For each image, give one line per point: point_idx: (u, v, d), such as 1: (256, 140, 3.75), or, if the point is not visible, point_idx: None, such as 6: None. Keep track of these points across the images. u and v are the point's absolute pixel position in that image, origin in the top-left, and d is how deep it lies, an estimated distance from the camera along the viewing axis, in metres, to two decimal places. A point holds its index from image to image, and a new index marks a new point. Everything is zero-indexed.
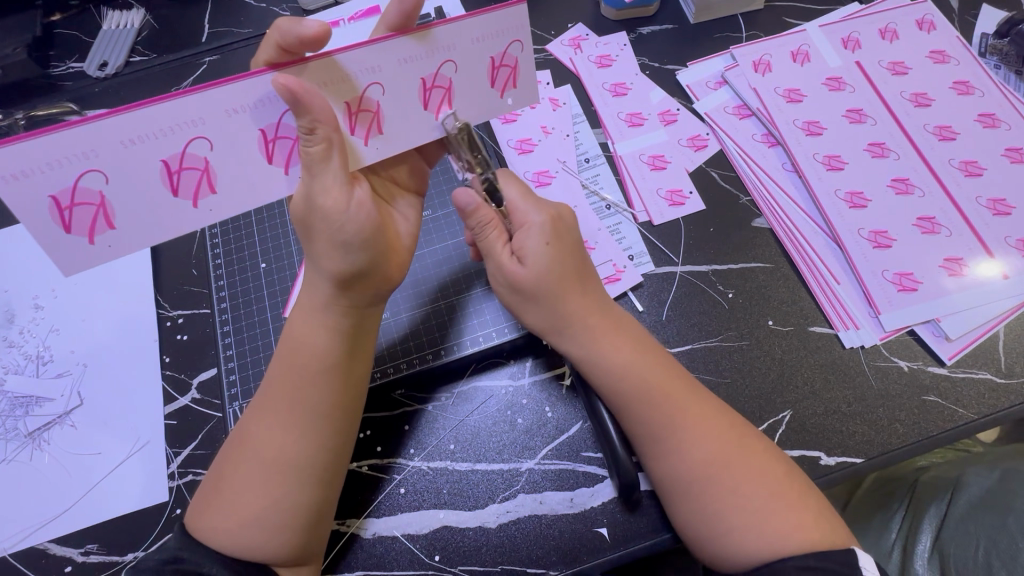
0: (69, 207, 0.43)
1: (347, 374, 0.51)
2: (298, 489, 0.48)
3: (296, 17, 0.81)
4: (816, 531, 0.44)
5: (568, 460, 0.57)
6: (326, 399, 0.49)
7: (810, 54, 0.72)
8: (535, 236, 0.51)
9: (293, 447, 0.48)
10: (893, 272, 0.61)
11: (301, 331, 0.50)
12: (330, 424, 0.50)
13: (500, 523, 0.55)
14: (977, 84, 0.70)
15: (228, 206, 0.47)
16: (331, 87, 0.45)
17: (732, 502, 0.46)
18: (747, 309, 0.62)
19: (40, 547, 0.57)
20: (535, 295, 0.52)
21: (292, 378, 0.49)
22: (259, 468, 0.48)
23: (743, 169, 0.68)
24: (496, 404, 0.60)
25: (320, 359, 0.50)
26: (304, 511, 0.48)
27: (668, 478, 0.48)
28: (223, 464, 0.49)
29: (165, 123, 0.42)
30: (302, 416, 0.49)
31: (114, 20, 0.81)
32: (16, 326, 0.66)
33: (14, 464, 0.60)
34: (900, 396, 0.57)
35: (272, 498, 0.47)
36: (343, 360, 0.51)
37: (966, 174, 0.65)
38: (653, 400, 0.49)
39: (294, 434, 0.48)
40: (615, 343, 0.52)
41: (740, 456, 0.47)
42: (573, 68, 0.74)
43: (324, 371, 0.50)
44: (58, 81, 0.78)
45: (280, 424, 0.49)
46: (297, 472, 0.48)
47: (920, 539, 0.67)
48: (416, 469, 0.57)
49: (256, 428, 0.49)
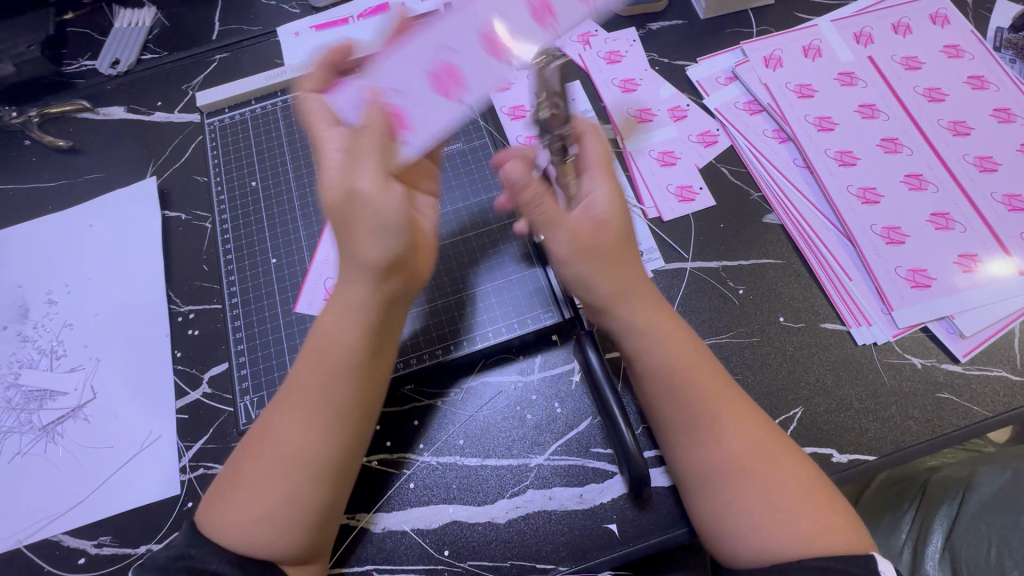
0: (438, 75, 0.51)
1: (369, 376, 0.49)
2: (315, 485, 0.48)
3: (307, 14, 0.82)
4: (842, 538, 0.44)
5: (577, 456, 0.57)
6: (345, 397, 0.48)
7: (821, 49, 0.72)
8: (600, 194, 0.51)
9: (312, 445, 0.48)
10: (906, 268, 0.60)
11: (329, 328, 0.48)
12: (348, 423, 0.49)
13: (509, 518, 0.55)
14: (993, 78, 0.69)
15: (482, 95, 0.51)
16: (465, 15, 0.52)
17: (762, 497, 0.46)
18: (757, 304, 0.62)
19: (54, 538, 0.57)
20: (610, 256, 0.50)
21: (310, 377, 0.48)
22: (277, 463, 0.47)
23: (755, 165, 0.67)
24: (507, 399, 0.60)
25: (335, 355, 0.48)
26: (318, 509, 0.48)
27: (696, 471, 0.49)
28: (242, 456, 0.49)
29: (421, 42, 0.52)
30: (323, 415, 0.48)
31: (126, 18, 0.82)
32: (29, 320, 0.67)
33: (29, 456, 0.61)
34: (911, 393, 0.57)
35: (289, 496, 0.47)
36: (362, 364, 0.49)
37: (981, 169, 0.64)
38: (696, 390, 0.49)
39: (311, 433, 0.48)
40: (650, 319, 0.51)
41: (776, 456, 0.47)
42: (582, 64, 0.74)
43: (349, 369, 0.48)
44: (71, 79, 0.79)
45: (299, 421, 0.48)
46: (315, 475, 0.47)
47: (932, 540, 0.69)
48: (426, 464, 0.57)
49: (276, 423, 0.48)
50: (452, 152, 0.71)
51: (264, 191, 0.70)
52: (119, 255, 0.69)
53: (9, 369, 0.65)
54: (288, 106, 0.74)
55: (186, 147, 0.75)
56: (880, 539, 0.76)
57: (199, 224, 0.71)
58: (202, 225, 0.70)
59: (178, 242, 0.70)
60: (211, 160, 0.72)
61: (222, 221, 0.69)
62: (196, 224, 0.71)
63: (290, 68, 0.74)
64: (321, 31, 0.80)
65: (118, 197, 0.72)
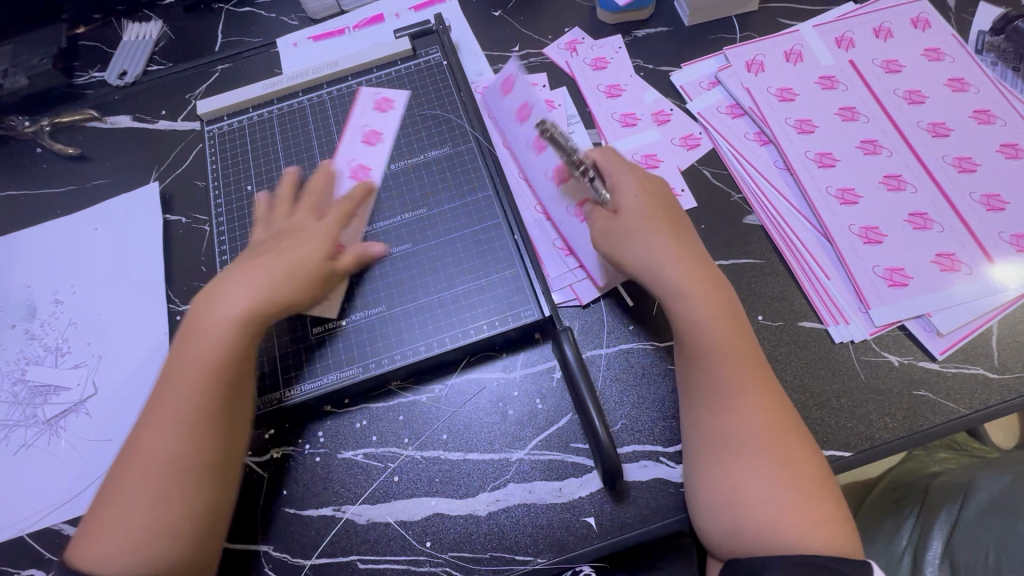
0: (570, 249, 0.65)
1: (238, 385, 0.53)
2: (189, 498, 0.49)
3: (304, 26, 0.85)
4: (832, 525, 0.47)
5: (557, 451, 0.58)
6: (212, 403, 0.51)
7: (802, 54, 0.73)
8: (628, 186, 0.58)
9: (171, 457, 0.49)
10: (883, 268, 0.61)
11: (190, 349, 0.52)
12: (211, 431, 0.51)
13: (490, 511, 0.56)
14: (973, 80, 0.69)
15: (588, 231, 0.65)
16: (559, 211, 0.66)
17: (772, 474, 0.48)
18: (737, 303, 0.63)
19: (55, 527, 0.60)
20: (649, 239, 0.55)
21: (178, 392, 0.51)
22: (140, 483, 0.49)
23: (736, 168, 0.69)
24: (489, 395, 0.61)
25: (203, 366, 0.51)
26: (204, 518, 0.50)
27: (715, 440, 0.50)
28: (108, 488, 0.50)
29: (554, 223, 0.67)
30: (183, 426, 0.50)
31: (134, 31, 0.86)
32: (37, 319, 0.70)
33: (33, 449, 0.63)
34: (888, 390, 0.57)
35: (155, 513, 0.48)
36: (234, 371, 0.52)
37: (961, 170, 0.65)
38: (732, 361, 0.51)
39: (185, 442, 0.50)
40: (707, 297, 0.53)
41: (787, 435, 0.49)
42: (568, 70, 0.77)
43: (203, 381, 0.51)
44: (82, 90, 0.83)
45: (161, 436, 0.50)
46: (194, 483, 0.50)
47: (931, 545, 0.69)
48: (410, 458, 0.59)
49: (143, 445, 0.50)
50: (440, 156, 0.70)
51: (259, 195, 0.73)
52: (122, 257, 0.72)
53: (17, 365, 0.68)
54: (284, 114, 0.77)
55: (187, 154, 0.78)
56: (880, 547, 0.76)
57: (199, 228, 0.73)
58: (201, 229, 0.73)
59: (178, 244, 0.73)
60: (210, 166, 0.75)
61: (218, 223, 0.72)
62: (195, 227, 0.73)
63: (288, 77, 0.77)
64: (317, 42, 0.83)
65: (122, 202, 0.75)
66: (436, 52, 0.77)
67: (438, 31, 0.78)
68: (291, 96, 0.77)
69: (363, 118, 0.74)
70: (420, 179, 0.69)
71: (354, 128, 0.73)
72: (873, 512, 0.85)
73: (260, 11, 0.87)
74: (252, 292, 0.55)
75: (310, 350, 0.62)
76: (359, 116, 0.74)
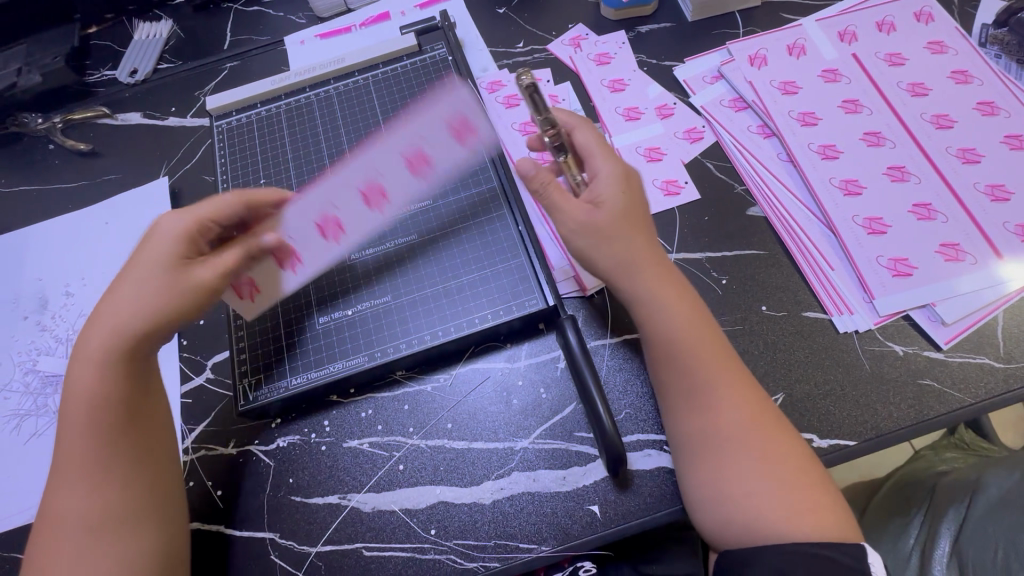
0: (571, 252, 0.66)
1: (127, 417, 0.52)
2: (124, 537, 0.50)
3: (312, 24, 0.86)
4: (828, 513, 0.47)
5: (562, 440, 0.58)
6: (80, 445, 0.51)
7: (806, 47, 0.74)
8: (611, 179, 0.54)
9: (93, 501, 0.50)
10: (888, 258, 0.61)
11: (76, 392, 0.52)
12: (124, 468, 0.51)
13: (495, 499, 0.56)
14: (976, 73, 0.69)
15: None
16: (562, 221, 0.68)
17: (759, 468, 0.48)
18: (741, 294, 0.63)
19: None
20: (613, 238, 0.53)
21: (76, 443, 0.51)
22: (73, 533, 0.49)
23: (739, 160, 0.69)
24: (493, 385, 0.61)
25: (93, 407, 0.51)
26: (157, 550, 0.51)
27: (697, 437, 0.50)
28: (37, 551, 0.50)
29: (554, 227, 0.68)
30: (89, 472, 0.50)
31: (145, 30, 0.88)
32: (48, 311, 0.71)
33: (44, 437, 0.64)
34: (893, 380, 0.57)
35: (99, 557, 0.49)
36: (125, 407, 0.52)
37: (964, 161, 0.65)
38: (703, 360, 0.51)
39: (95, 488, 0.50)
40: (673, 297, 0.53)
41: (770, 429, 0.49)
42: (572, 65, 0.77)
43: (83, 422, 0.51)
44: (93, 88, 0.85)
45: (75, 488, 0.50)
46: (127, 525, 0.50)
47: (940, 543, 0.69)
48: (415, 447, 0.59)
49: (59, 503, 0.50)
50: None
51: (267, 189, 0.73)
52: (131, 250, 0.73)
53: (28, 356, 0.69)
54: (291, 109, 0.77)
55: (197, 149, 0.79)
56: (888, 545, 0.76)
57: None
58: None
59: None
60: (218, 160, 0.76)
61: None
62: None
63: (295, 73, 0.78)
64: (324, 40, 0.84)
65: (132, 196, 0.76)
66: (441, 48, 0.78)
67: (443, 27, 0.79)
68: (299, 91, 0.79)
69: (416, 130, 0.68)
70: None
71: (404, 138, 0.68)
72: (881, 511, 0.85)
73: (269, 10, 0.89)
74: (117, 318, 0.53)
75: (316, 340, 0.63)
76: (398, 134, 0.69)
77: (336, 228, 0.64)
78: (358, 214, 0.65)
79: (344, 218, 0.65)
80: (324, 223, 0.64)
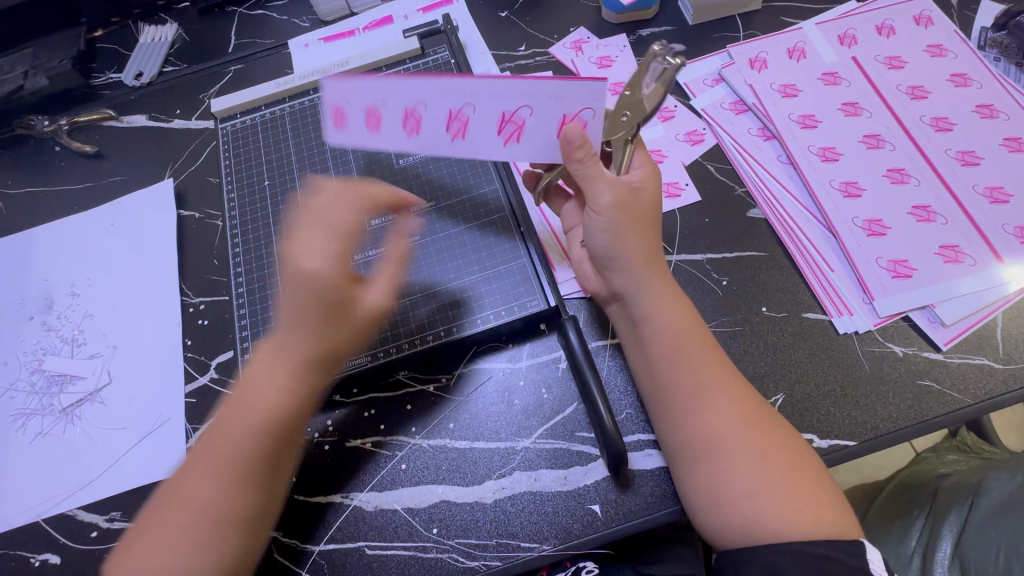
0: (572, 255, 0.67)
1: (296, 425, 0.53)
2: (230, 541, 0.49)
3: (316, 28, 0.87)
4: (827, 510, 0.47)
5: (563, 440, 0.59)
6: (275, 449, 0.51)
7: (806, 51, 0.74)
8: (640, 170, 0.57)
9: (236, 499, 0.50)
10: (887, 259, 0.62)
11: (264, 390, 0.51)
12: (255, 479, 0.51)
13: (496, 498, 0.57)
14: (976, 76, 0.70)
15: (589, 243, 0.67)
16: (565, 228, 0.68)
17: (753, 467, 0.48)
18: (742, 295, 0.63)
19: (69, 513, 0.61)
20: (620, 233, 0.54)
21: (230, 433, 0.51)
22: (188, 523, 0.49)
23: (740, 162, 0.70)
24: (495, 384, 0.62)
25: (264, 416, 0.51)
26: (242, 556, 0.50)
27: (691, 439, 0.50)
28: (153, 516, 0.51)
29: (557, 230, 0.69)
30: (231, 472, 0.50)
31: (150, 34, 0.89)
32: (54, 311, 0.71)
33: (49, 436, 0.65)
34: (893, 381, 0.58)
35: (202, 553, 0.48)
36: (289, 425, 0.52)
37: (963, 163, 0.65)
38: (692, 362, 0.52)
39: (227, 489, 0.50)
40: (665, 299, 0.54)
41: (764, 428, 0.50)
42: (573, 68, 0.78)
43: (273, 431, 0.51)
44: (99, 90, 0.85)
45: (207, 478, 0.50)
46: (230, 532, 0.49)
47: (941, 545, 0.69)
48: (417, 446, 0.60)
49: (187, 483, 0.50)
50: None
51: (271, 191, 0.74)
52: (137, 251, 0.74)
53: (34, 355, 0.69)
54: (296, 112, 0.78)
55: (201, 151, 0.80)
56: (889, 547, 0.76)
57: (211, 222, 0.75)
58: (214, 224, 0.75)
59: (191, 239, 0.74)
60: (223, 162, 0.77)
61: (231, 217, 0.73)
62: (208, 222, 0.75)
63: (299, 76, 0.79)
64: (328, 43, 0.85)
65: (138, 197, 0.77)
66: (444, 51, 0.78)
67: (446, 31, 0.80)
68: (303, 94, 0.79)
69: (594, 103, 0.52)
70: (429, 175, 0.71)
71: (518, 90, 0.52)
72: (882, 513, 0.85)
73: (273, 14, 0.89)
74: (289, 344, 0.52)
75: None
76: (580, 94, 0.52)
77: (373, 122, 0.55)
78: (484, 134, 0.55)
79: (474, 125, 0.55)
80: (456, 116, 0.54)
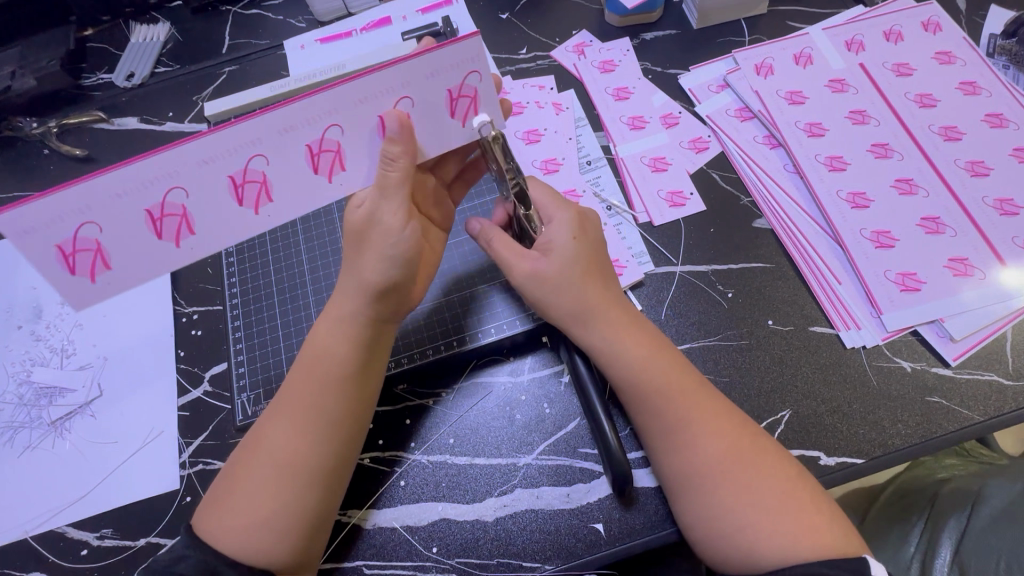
0: None
1: (361, 381, 0.53)
2: (308, 493, 0.49)
3: (312, 28, 0.85)
4: (829, 538, 0.45)
5: (566, 456, 0.57)
6: (342, 404, 0.51)
7: (813, 56, 0.73)
8: (561, 227, 0.54)
9: (316, 450, 0.50)
10: (895, 272, 0.61)
11: (322, 339, 0.53)
12: (338, 430, 0.51)
13: (497, 516, 0.56)
14: (985, 84, 0.69)
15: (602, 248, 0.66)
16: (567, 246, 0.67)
17: (744, 501, 0.47)
18: (747, 308, 0.62)
19: (59, 530, 0.59)
20: (559, 287, 0.53)
21: (308, 382, 0.51)
22: (270, 471, 0.49)
23: (745, 171, 0.68)
24: (496, 399, 0.61)
25: (338, 365, 0.52)
26: (309, 515, 0.49)
27: (677, 474, 0.49)
28: (235, 465, 0.51)
29: None
30: (314, 422, 0.50)
31: (142, 33, 0.86)
32: (43, 320, 0.70)
33: (38, 451, 0.63)
34: (901, 396, 0.57)
35: (283, 502, 0.48)
36: (360, 369, 0.52)
37: (973, 174, 0.64)
38: (666, 395, 0.50)
39: (304, 438, 0.50)
40: (633, 339, 0.53)
41: (751, 458, 0.48)
42: (576, 73, 0.76)
43: (343, 376, 0.52)
44: (89, 92, 0.83)
45: (290, 427, 0.50)
46: (309, 483, 0.49)
47: (940, 553, 0.67)
48: (416, 462, 0.58)
49: (269, 431, 0.51)
50: None
51: None
52: None
53: (21, 367, 0.67)
54: None
55: None
56: (889, 555, 0.76)
57: None
58: None
59: None
60: None
61: None
62: None
63: (295, 79, 0.77)
64: (325, 44, 0.83)
65: None
66: None
67: (445, 34, 0.78)
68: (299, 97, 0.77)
69: (413, 80, 0.48)
70: None
71: (398, 76, 0.47)
72: (880, 519, 0.85)
73: (269, 14, 0.87)
74: (357, 276, 0.51)
75: None
76: (380, 89, 0.47)
77: (97, 264, 0.48)
78: (293, 179, 0.50)
79: (275, 181, 0.49)
80: (162, 213, 0.48)
